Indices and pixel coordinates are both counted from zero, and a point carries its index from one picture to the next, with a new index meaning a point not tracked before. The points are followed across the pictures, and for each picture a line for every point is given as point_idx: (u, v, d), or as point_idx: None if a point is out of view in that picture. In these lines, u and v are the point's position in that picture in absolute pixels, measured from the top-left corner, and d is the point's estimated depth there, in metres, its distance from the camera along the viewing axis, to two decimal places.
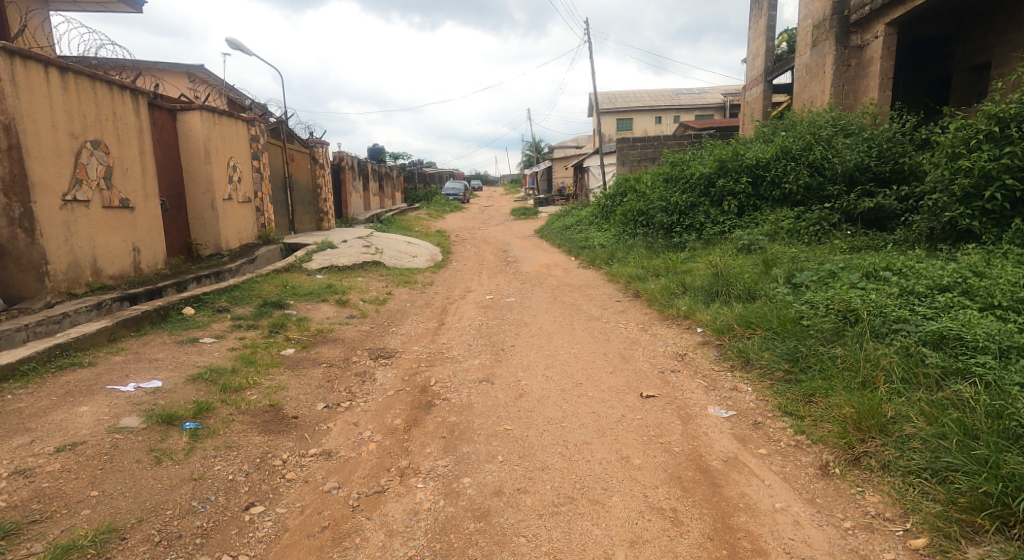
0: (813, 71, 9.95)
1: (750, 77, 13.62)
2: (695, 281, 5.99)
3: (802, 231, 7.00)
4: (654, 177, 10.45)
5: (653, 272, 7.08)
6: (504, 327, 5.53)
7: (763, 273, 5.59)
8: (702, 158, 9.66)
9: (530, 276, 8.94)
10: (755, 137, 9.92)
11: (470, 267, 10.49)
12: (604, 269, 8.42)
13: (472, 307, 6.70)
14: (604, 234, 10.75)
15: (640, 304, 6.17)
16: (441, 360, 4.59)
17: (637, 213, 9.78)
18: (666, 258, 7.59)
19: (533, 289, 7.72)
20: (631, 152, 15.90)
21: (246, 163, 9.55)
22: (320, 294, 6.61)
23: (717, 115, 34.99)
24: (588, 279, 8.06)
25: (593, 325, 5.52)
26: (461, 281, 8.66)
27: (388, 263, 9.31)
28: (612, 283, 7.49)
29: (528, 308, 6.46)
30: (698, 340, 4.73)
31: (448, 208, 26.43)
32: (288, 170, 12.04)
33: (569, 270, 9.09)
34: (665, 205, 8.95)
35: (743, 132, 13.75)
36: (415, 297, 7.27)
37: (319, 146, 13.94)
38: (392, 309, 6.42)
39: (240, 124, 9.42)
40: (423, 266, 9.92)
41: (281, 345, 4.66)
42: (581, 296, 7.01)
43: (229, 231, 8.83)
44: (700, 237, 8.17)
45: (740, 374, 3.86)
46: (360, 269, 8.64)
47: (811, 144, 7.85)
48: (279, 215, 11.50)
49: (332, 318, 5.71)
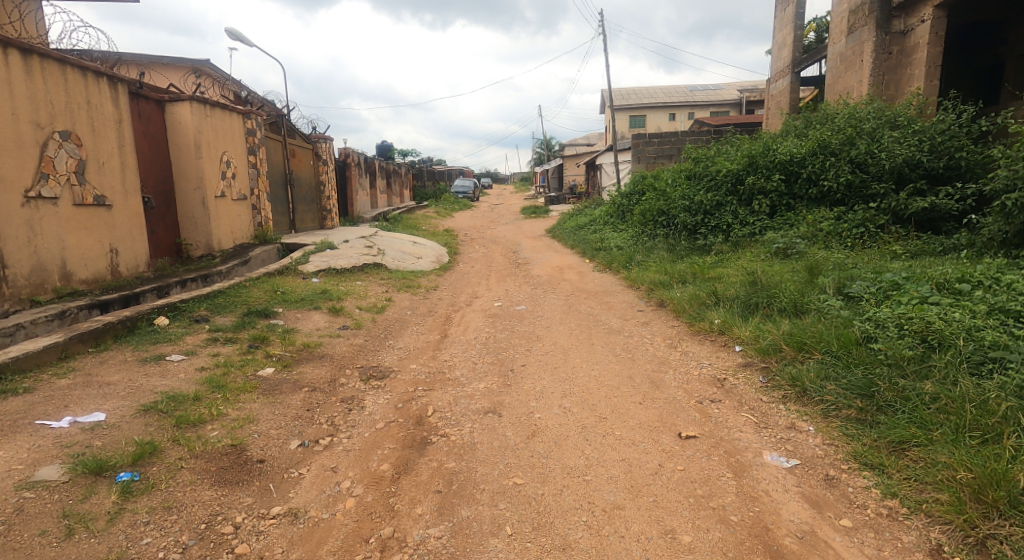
0: (848, 61, 9.26)
1: (776, 69, 12.95)
2: (727, 289, 5.35)
3: (846, 234, 6.35)
4: (675, 173, 9.79)
5: (678, 278, 6.45)
6: (514, 341, 4.93)
7: (808, 282, 4.96)
8: (728, 154, 9.01)
9: (542, 280, 8.34)
10: (785, 131, 9.26)
11: (477, 269, 9.91)
12: (623, 273, 7.79)
13: (479, 316, 6.10)
14: (620, 235, 10.12)
15: (665, 315, 5.55)
16: (442, 383, 3.99)
17: (657, 213, 9.15)
18: (692, 263, 6.98)
19: (545, 296, 7.11)
20: (647, 149, 15.26)
21: (241, 158, 8.99)
22: (312, 301, 6.04)
23: (732, 112, 34.15)
24: (605, 285, 7.43)
25: (614, 341, 4.90)
26: (467, 286, 8.08)
27: (390, 264, 8.72)
28: (631, 290, 6.87)
29: (541, 318, 5.85)
30: (738, 361, 4.10)
31: (457, 206, 25.86)
32: (288, 166, 11.49)
33: (583, 274, 8.47)
34: (689, 205, 8.32)
35: (768, 127, 13.09)
36: (417, 304, 6.68)
37: (322, 141, 13.39)
38: (391, 318, 5.85)
39: (235, 117, 8.87)
40: (427, 268, 9.33)
41: (259, 363, 4.08)
42: (598, 304, 6.39)
43: (222, 231, 8.29)
44: (727, 239, 7.54)
45: (795, 408, 3.22)
46: (360, 272, 8.07)
47: (852, 137, 7.17)
48: (278, 213, 10.96)
49: (323, 329, 5.14)
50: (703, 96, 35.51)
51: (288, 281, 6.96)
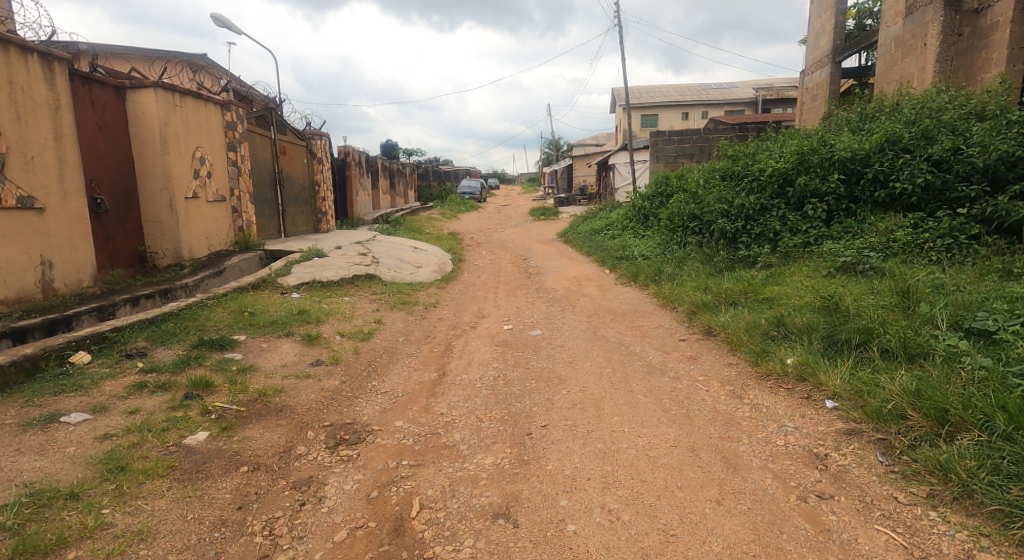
0: (908, 47, 8.20)
1: (813, 59, 11.96)
2: (796, 316, 4.31)
3: (930, 246, 5.31)
4: (707, 173, 8.74)
5: (725, 298, 5.42)
6: (532, 385, 3.89)
7: (906, 310, 3.93)
8: (771, 150, 7.95)
9: (558, 295, 7.29)
10: (834, 123, 8.17)
11: (483, 280, 8.89)
12: (654, 290, 6.75)
13: (486, 346, 5.06)
14: (645, 242, 9.07)
15: (717, 348, 4.49)
16: (435, 455, 2.98)
17: (688, 217, 8.12)
18: (738, 280, 5.96)
19: (565, 317, 6.08)
20: (667, 147, 14.19)
21: (218, 154, 7.97)
22: (285, 325, 5.03)
23: (748, 111, 32.95)
24: (634, 304, 6.37)
25: (659, 386, 3.84)
26: (472, 302, 7.05)
27: (386, 276, 7.69)
28: (666, 311, 5.83)
29: (561, 349, 4.81)
30: (835, 424, 3.03)
31: (463, 207, 24.86)
32: (278, 164, 10.50)
33: (605, 289, 7.40)
34: (728, 209, 7.31)
35: (807, 123, 12.11)
36: (412, 327, 5.66)
37: (317, 137, 12.37)
38: (381, 348, 4.82)
39: (212, 108, 7.86)
40: (428, 279, 8.30)
41: (192, 421, 3.05)
42: (629, 329, 5.35)
43: (194, 237, 7.29)
44: (775, 250, 6.58)
45: (953, 521, 2.19)
46: (349, 286, 7.04)
47: (928, 132, 6.10)
48: (265, 216, 9.96)
49: (290, 366, 4.11)
50: (717, 94, 34.36)
51: (262, 299, 5.94)
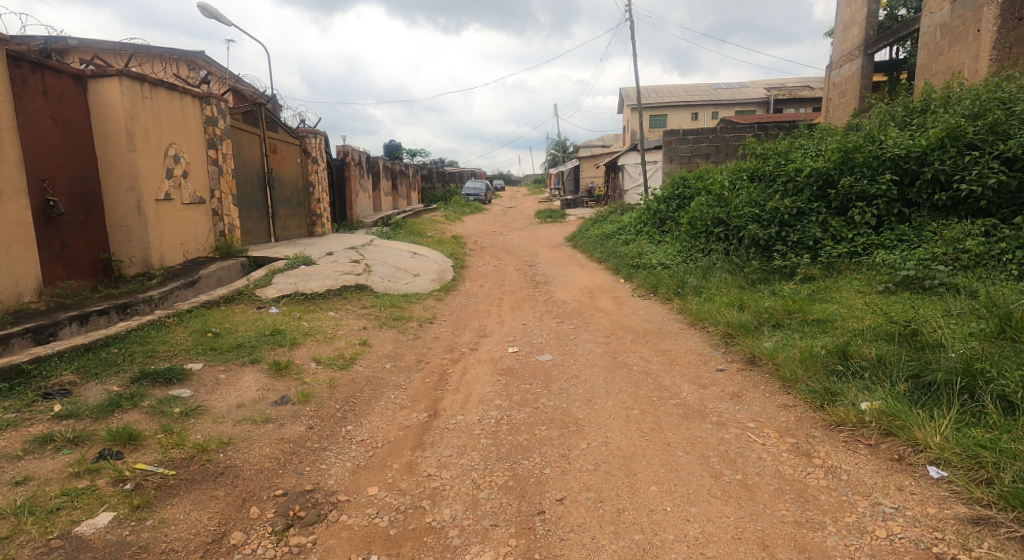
0: (956, 34, 7.54)
1: (844, 52, 11.32)
2: (863, 344, 3.59)
3: (1008, 259, 4.63)
4: (732, 173, 8.03)
5: (765, 315, 4.71)
6: (543, 435, 3.16)
7: (1008, 338, 3.25)
8: (806, 147, 7.25)
9: (569, 310, 6.54)
10: (877, 118, 7.48)
11: (486, 290, 8.16)
12: (678, 305, 6.01)
13: (487, 375, 4.33)
14: (664, 248, 8.34)
15: (764, 384, 3.75)
16: (417, 545, 2.26)
17: (713, 221, 7.42)
18: (779, 295, 5.27)
19: (579, 337, 5.34)
20: (681, 147, 13.44)
21: (196, 152, 7.27)
22: (253, 349, 4.30)
23: (759, 111, 32.13)
24: (657, 322, 5.61)
25: (701, 438, 3.10)
26: (473, 317, 6.33)
27: (378, 286, 6.98)
28: (695, 332, 5.08)
29: (576, 381, 4.05)
30: (950, 506, 2.29)
31: (467, 209, 24.15)
32: (267, 164, 9.81)
33: (621, 303, 6.65)
34: (759, 214, 6.65)
35: (838, 120, 11.43)
36: (403, 349, 4.93)
37: (311, 135, 11.68)
38: (365, 378, 4.10)
39: (190, 101, 7.15)
40: (426, 289, 7.58)
41: (97, 496, 2.32)
42: (653, 355, 4.60)
43: (167, 244, 6.59)
44: (816, 261, 5.94)
45: None
46: (337, 298, 6.33)
47: (996, 126, 5.47)
48: (252, 220, 9.26)
49: (247, 406, 3.36)
50: (728, 94, 33.55)
51: (234, 315, 5.22)
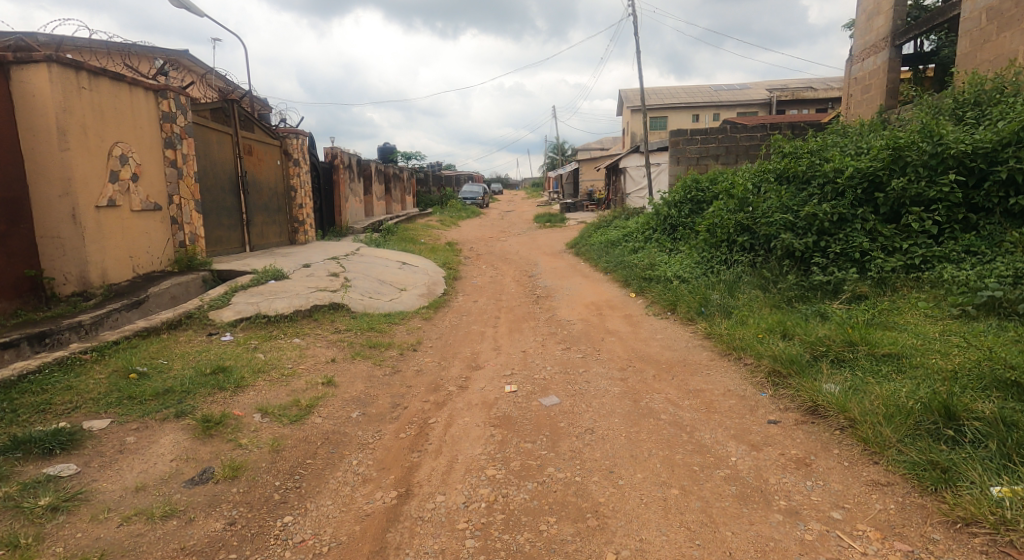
0: (1007, 18, 6.73)
1: (868, 43, 10.53)
2: (970, 398, 2.77)
3: None
4: (755, 174, 7.18)
5: (817, 344, 3.86)
6: (551, 537, 2.30)
7: None
8: (842, 145, 6.45)
9: (575, 333, 5.67)
10: (921, 110, 6.67)
11: (481, 306, 7.29)
12: (704, 328, 5.16)
13: (478, 429, 3.44)
14: (679, 258, 7.52)
15: (838, 447, 2.88)
16: None
17: (736, 229, 6.62)
18: (830, 319, 4.46)
19: (590, 371, 4.45)
20: (688, 148, 12.62)
21: (151, 151, 6.40)
22: (183, 398, 3.41)
23: (761, 112, 31.31)
24: (682, 351, 4.74)
25: (771, 546, 2.24)
26: (465, 343, 5.46)
27: (357, 303, 6.11)
28: (730, 367, 4.21)
29: (591, 439, 3.18)
30: None
31: (464, 213, 23.29)
32: (240, 166, 8.93)
33: (635, 325, 5.77)
34: (792, 221, 5.84)
35: (862, 116, 10.64)
36: (377, 390, 4.05)
37: (293, 136, 10.81)
38: (322, 436, 3.21)
39: (142, 94, 6.27)
40: (413, 307, 6.72)
41: None
42: (683, 400, 3.72)
43: (110, 258, 5.71)
44: (865, 275, 5.15)
45: None
46: (307, 320, 5.46)
47: None
48: (222, 228, 8.38)
49: (149, 491, 2.48)
50: (729, 96, 32.79)
51: (175, 346, 4.34)
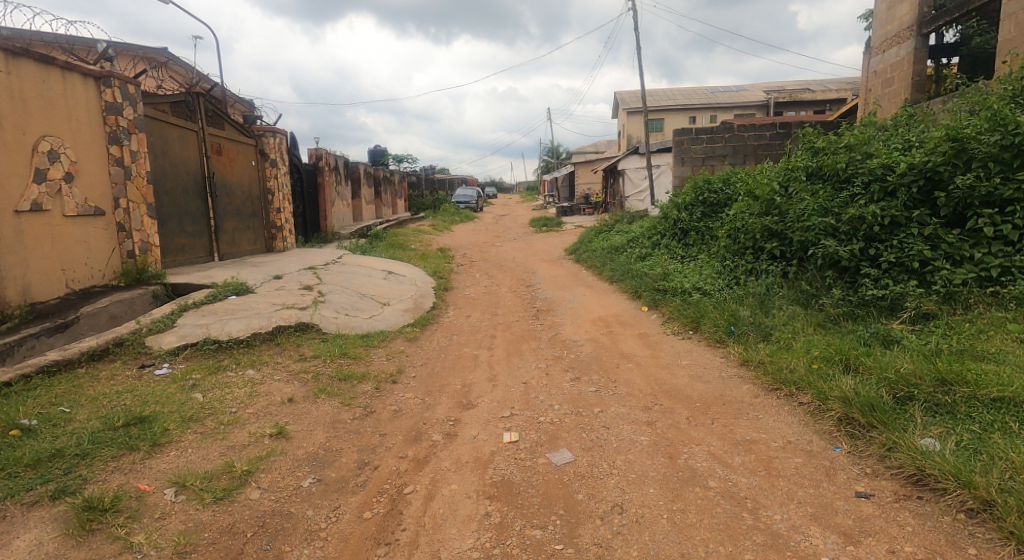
0: None
1: (890, 33, 9.75)
2: None
3: None
4: (781, 172, 6.40)
5: (898, 381, 3.05)
6: None
7: None
8: (885, 138, 5.67)
9: (585, 358, 4.84)
10: (973, 97, 5.87)
11: (474, 323, 6.44)
12: (738, 354, 4.35)
13: (468, 504, 2.61)
14: (696, 267, 6.71)
15: (974, 546, 2.09)
16: None
17: (765, 233, 5.83)
18: (903, 346, 3.65)
19: (609, 411, 3.62)
20: (694, 148, 11.86)
21: (90, 148, 5.54)
22: (72, 466, 2.55)
23: (758, 114, 30.66)
24: (717, 385, 3.92)
25: None
26: (455, 372, 4.60)
27: (329, 323, 5.25)
28: (782, 408, 3.39)
29: (620, 528, 2.35)
30: None
31: (458, 218, 22.44)
32: (208, 166, 8.05)
33: (654, 348, 4.95)
34: (834, 225, 5.06)
35: (883, 112, 9.88)
36: (341, 442, 3.20)
37: (269, 135, 9.94)
38: (253, 523, 2.36)
39: (80, 81, 5.43)
40: (395, 325, 5.86)
41: None
42: (733, 457, 2.89)
43: (32, 271, 4.84)
44: (928, 289, 4.37)
45: None
46: (266, 346, 4.60)
47: None
48: (184, 234, 7.51)
49: None
50: (726, 97, 32.14)
51: (91, 386, 3.48)
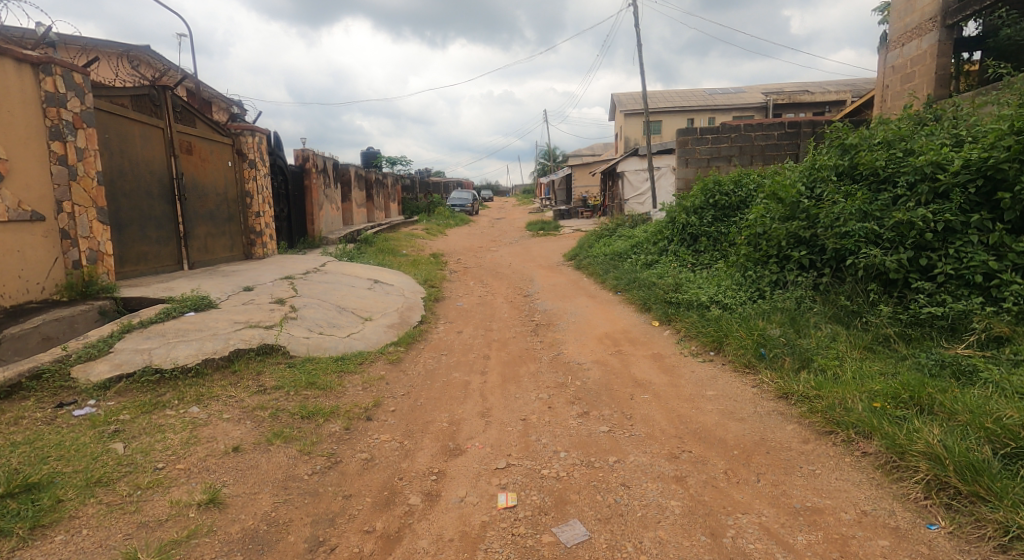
0: None
1: (909, 25, 9.13)
2: None
3: None
4: (807, 171, 5.75)
5: (999, 433, 2.41)
6: None
7: None
8: (929, 131, 5.02)
9: (592, 386, 4.17)
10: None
11: (466, 340, 5.75)
12: (774, 385, 3.70)
13: None
14: (713, 277, 6.05)
15: None
16: None
17: (793, 241, 5.19)
18: (986, 383, 2.99)
19: (626, 462, 2.95)
20: (698, 148, 11.23)
21: (25, 145, 4.87)
22: None
23: (757, 116, 30.08)
24: (755, 425, 3.26)
25: None
26: (441, 404, 3.92)
27: (296, 344, 4.56)
28: (842, 460, 2.75)
29: None
30: None
31: (453, 221, 21.76)
32: (176, 167, 7.37)
33: (672, 374, 4.28)
34: (877, 231, 4.43)
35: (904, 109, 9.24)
36: (290, 510, 2.52)
37: (247, 133, 9.25)
38: None
39: (12, 68, 4.76)
40: (375, 345, 5.16)
41: None
42: (794, 535, 2.24)
43: None
44: (996, 306, 3.73)
45: None
46: (218, 375, 3.92)
47: None
48: (147, 241, 6.82)
49: None
50: (725, 99, 31.60)
51: None
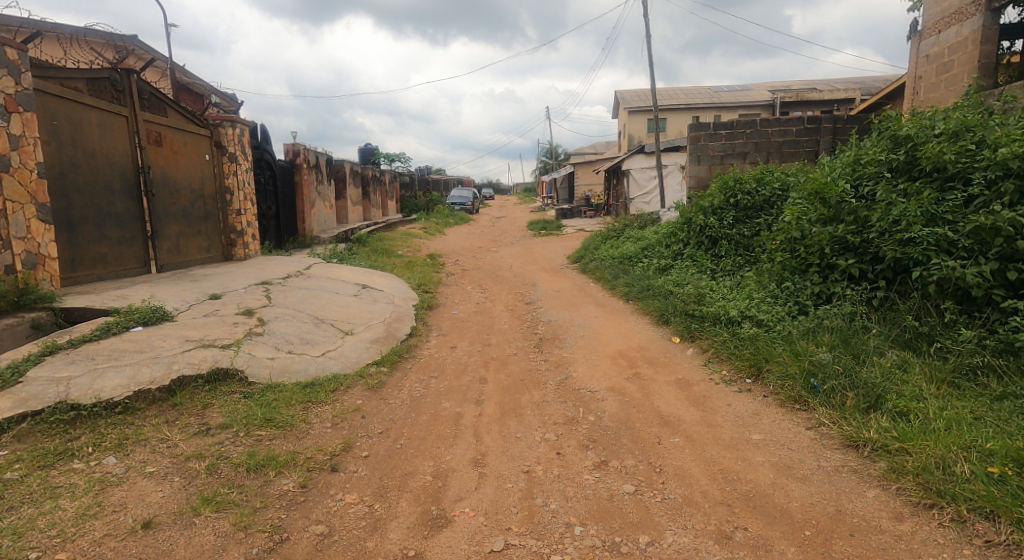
0: None
1: (948, 9, 8.36)
2: None
3: None
4: (851, 165, 5.01)
5: None
6: None
7: None
8: (1003, 120, 4.28)
9: (610, 423, 3.44)
10: None
11: (461, 357, 5.01)
12: (840, 429, 2.98)
13: None
14: (740, 286, 5.31)
15: None
16: None
17: (840, 246, 4.45)
18: None
19: (663, 546, 2.24)
20: (712, 144, 10.47)
21: None
22: None
23: (765, 114, 29.21)
24: (825, 488, 2.54)
25: None
26: (426, 448, 3.20)
27: (256, 368, 3.82)
28: None
29: None
30: None
31: (452, 220, 21.01)
32: (143, 159, 6.66)
33: (705, 408, 3.55)
34: (951, 238, 3.71)
35: (942, 101, 8.47)
36: None
37: (226, 124, 8.52)
38: None
39: None
40: (353, 365, 4.43)
41: None
42: None
43: None
44: None
45: None
46: (153, 411, 3.20)
47: None
48: (105, 242, 6.10)
49: None
50: (731, 96, 30.74)
51: None
